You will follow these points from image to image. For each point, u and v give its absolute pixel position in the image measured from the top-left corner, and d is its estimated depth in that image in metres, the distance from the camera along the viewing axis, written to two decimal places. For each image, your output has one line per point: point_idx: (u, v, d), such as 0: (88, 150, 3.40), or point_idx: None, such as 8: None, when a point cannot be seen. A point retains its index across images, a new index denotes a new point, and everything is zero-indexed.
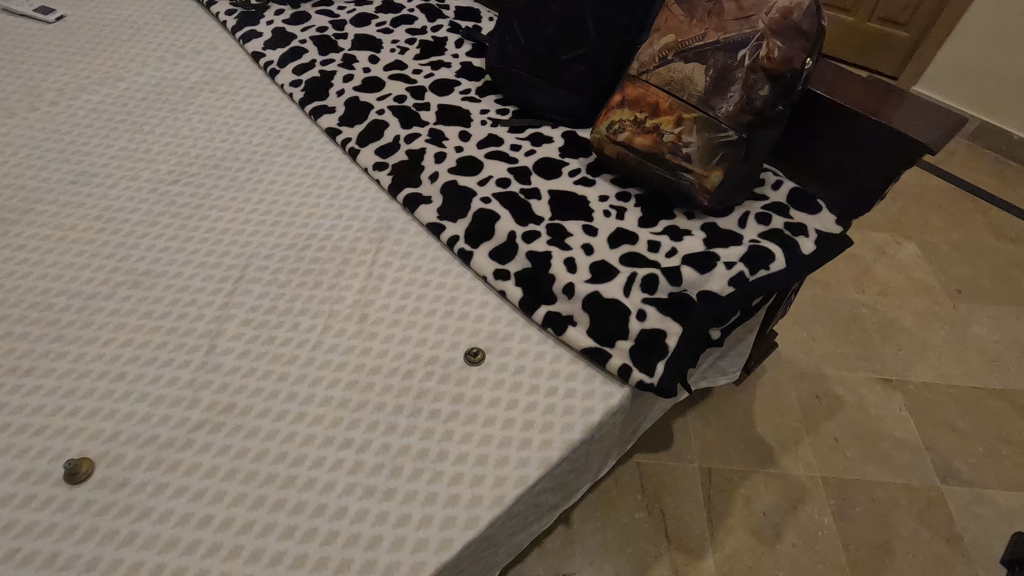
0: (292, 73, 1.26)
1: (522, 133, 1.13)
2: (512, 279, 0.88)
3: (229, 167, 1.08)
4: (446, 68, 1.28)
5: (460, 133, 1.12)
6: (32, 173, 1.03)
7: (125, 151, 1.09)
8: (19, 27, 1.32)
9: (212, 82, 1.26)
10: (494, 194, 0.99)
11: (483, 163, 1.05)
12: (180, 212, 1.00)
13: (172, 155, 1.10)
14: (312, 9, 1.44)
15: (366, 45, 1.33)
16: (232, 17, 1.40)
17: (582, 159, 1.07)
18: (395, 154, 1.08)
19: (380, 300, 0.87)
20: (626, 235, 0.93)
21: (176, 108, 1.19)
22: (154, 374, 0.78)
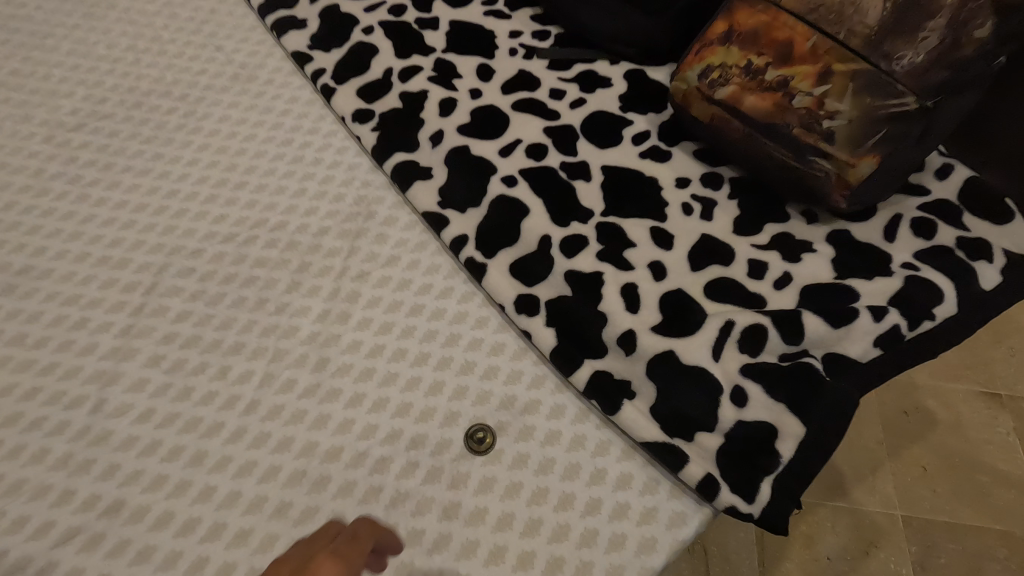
0: None
1: (568, 71, 0.78)
2: (543, 314, 0.59)
3: (153, 108, 0.77)
4: None
5: (479, 67, 0.78)
6: None
7: (16, 76, 0.78)
8: None
9: None
10: (523, 170, 0.68)
11: (510, 118, 0.73)
12: (78, 175, 0.71)
13: (80, 84, 0.78)
14: None
15: None
16: None
17: (653, 117, 0.74)
18: (385, 96, 0.76)
19: (347, 336, 0.60)
20: (715, 250, 0.62)
21: (87, 13, 0.86)
22: (14, 444, 0.53)
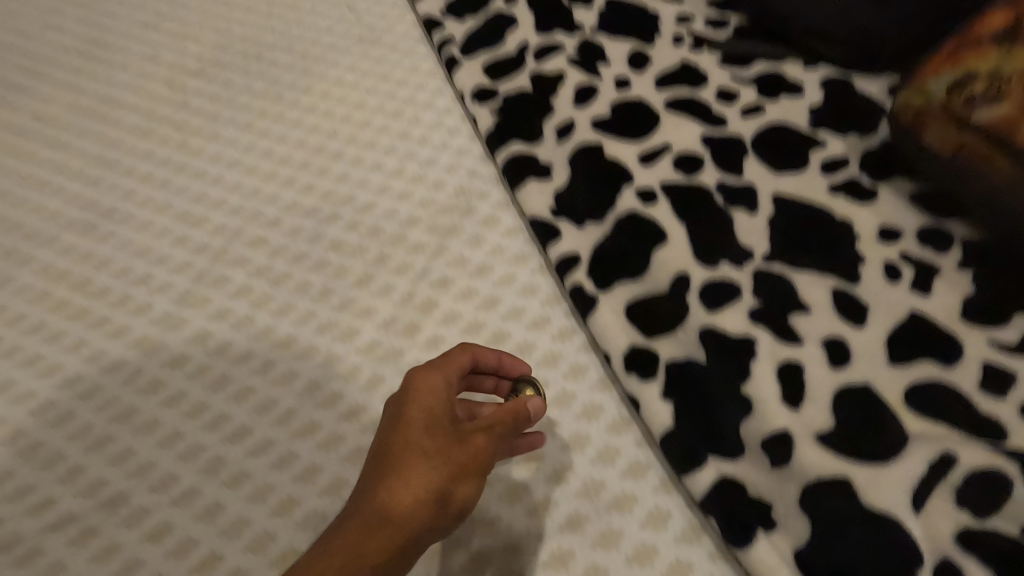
0: None
1: (748, 70, 0.62)
2: (662, 380, 0.44)
3: (270, 62, 0.72)
4: None
5: (632, 54, 0.64)
6: (47, 42, 0.77)
7: (160, 19, 0.78)
8: None
9: None
10: (665, 185, 0.53)
11: (660, 119, 0.58)
12: (182, 123, 0.67)
13: (213, 34, 0.76)
14: None
15: None
16: None
17: (855, 141, 0.55)
18: (514, 75, 0.64)
19: (412, 355, 0.49)
20: (933, 339, 0.43)
21: None
22: (45, 399, 0.48)
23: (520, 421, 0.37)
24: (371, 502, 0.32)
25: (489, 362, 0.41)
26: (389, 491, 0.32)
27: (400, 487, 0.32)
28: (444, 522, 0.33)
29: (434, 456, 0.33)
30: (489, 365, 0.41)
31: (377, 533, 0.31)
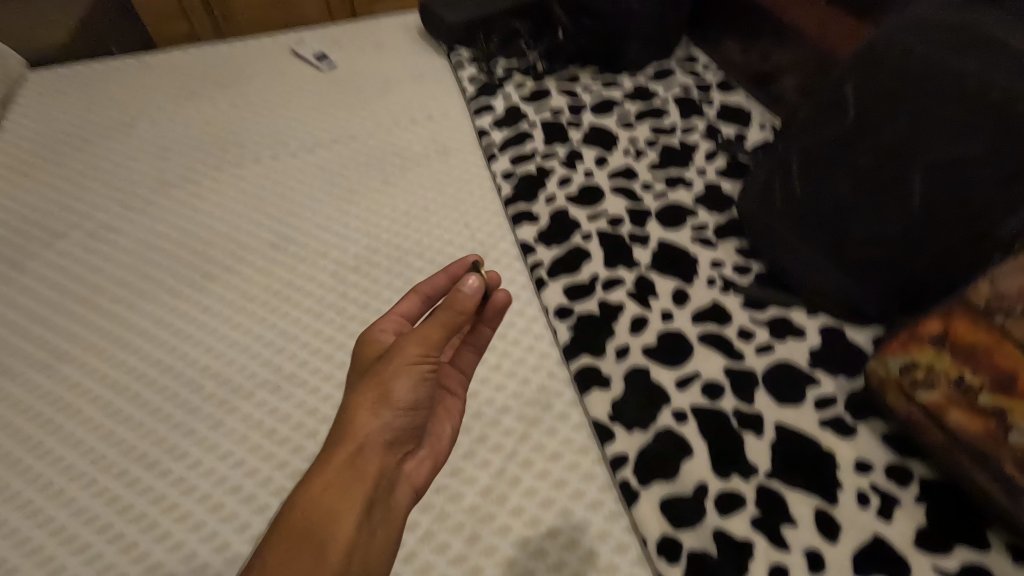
0: (509, 161, 1.14)
1: (763, 312, 0.83)
2: (684, 565, 0.61)
3: (408, 266, 0.99)
4: (684, 188, 1.03)
5: (675, 290, 0.86)
6: (250, 231, 1.08)
7: (330, 221, 1.09)
8: (300, 72, 1.44)
9: (430, 156, 1.19)
10: (695, 408, 0.72)
11: (693, 349, 0.79)
12: (344, 310, 0.93)
13: (366, 237, 1.05)
14: (555, 85, 1.30)
15: (598, 141, 1.14)
16: (473, 85, 1.32)
17: (843, 382, 0.74)
18: (586, 299, 0.87)
19: (501, 518, 0.65)
20: (890, 559, 0.59)
21: (387, 180, 1.15)
22: (244, 520, 0.72)
23: (442, 311, 0.51)
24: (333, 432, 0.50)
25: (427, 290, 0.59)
26: (342, 425, 0.49)
27: (341, 402, 0.49)
28: (383, 432, 0.49)
29: (366, 385, 0.50)
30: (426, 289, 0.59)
31: (340, 451, 0.48)
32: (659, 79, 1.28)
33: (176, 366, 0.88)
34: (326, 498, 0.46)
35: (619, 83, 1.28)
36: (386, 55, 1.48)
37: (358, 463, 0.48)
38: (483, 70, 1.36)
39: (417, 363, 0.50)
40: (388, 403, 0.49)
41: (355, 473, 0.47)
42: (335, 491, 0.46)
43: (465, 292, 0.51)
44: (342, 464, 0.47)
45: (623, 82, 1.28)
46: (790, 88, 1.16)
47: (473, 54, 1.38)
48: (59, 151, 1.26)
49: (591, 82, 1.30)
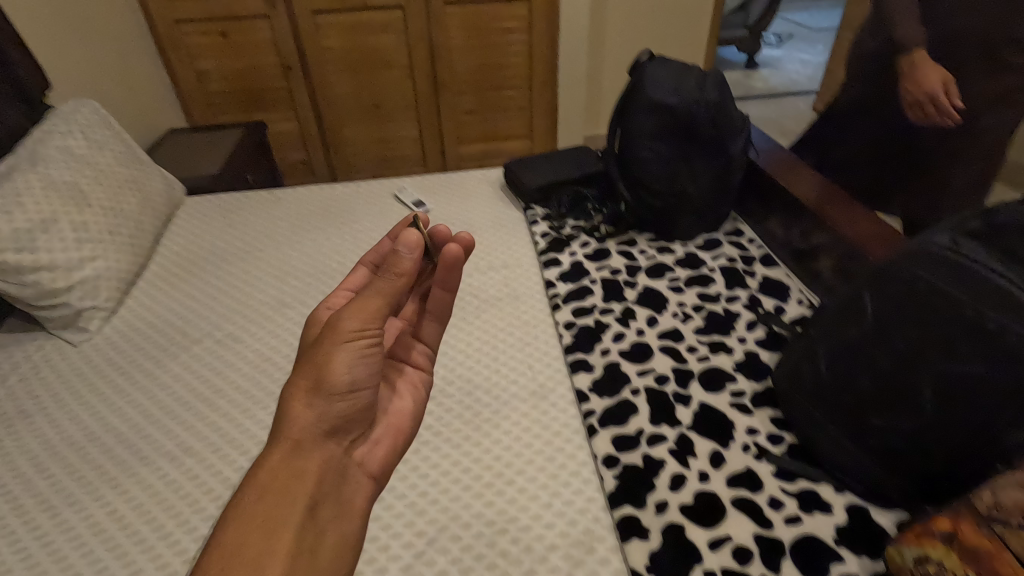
0: (570, 313, 1.32)
1: (792, 482, 0.93)
2: None
3: (478, 399, 1.14)
4: (726, 354, 1.17)
5: (713, 452, 0.99)
6: None
7: None
8: (398, 215, 1.71)
9: (502, 299, 1.38)
10: (726, 570, 0.83)
11: (726, 512, 0.90)
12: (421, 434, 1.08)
13: (442, 368, 1.22)
14: (615, 246, 1.50)
15: (650, 302, 1.31)
16: (545, 240, 1.56)
17: (865, 561, 0.82)
18: (632, 451, 1.01)
19: None
20: None
21: (464, 317, 1.34)
22: None
23: (379, 295, 0.75)
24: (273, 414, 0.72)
25: (381, 248, 0.94)
26: (285, 407, 0.71)
27: (283, 415, 0.71)
28: (318, 411, 0.71)
29: (307, 367, 0.73)
30: (381, 248, 0.94)
31: (287, 429, 0.69)
32: (707, 248, 1.46)
33: None
34: (280, 465, 0.67)
35: (672, 249, 1.47)
36: (472, 203, 1.74)
37: (302, 443, 0.69)
38: (553, 227, 1.59)
39: (356, 339, 0.74)
40: (330, 376, 0.72)
41: (300, 446, 0.69)
42: (290, 459, 0.68)
43: (400, 255, 0.75)
44: (286, 443, 0.69)
45: (676, 248, 1.47)
46: (826, 269, 1.31)
47: (546, 213, 1.63)
48: (200, 269, 1.53)
49: (647, 245, 1.49)
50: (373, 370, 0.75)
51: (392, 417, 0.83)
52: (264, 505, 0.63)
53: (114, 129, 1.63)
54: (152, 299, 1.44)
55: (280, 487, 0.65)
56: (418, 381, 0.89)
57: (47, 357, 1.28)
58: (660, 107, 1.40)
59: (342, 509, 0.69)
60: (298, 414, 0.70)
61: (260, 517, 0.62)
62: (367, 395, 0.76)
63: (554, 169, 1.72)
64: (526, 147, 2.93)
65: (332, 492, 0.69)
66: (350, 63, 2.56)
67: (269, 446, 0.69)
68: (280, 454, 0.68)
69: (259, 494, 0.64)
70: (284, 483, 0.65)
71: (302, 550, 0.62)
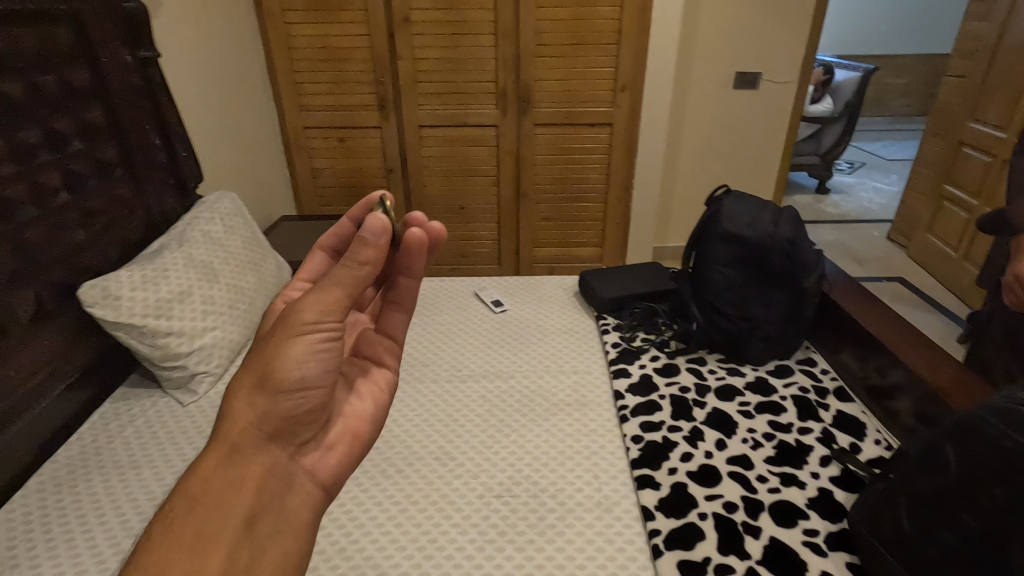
0: (637, 426, 1.34)
1: None
2: None
3: (543, 503, 1.17)
4: (797, 487, 1.15)
5: None
6: (420, 441, 1.35)
7: (482, 446, 1.33)
8: (477, 313, 1.83)
9: (571, 405, 1.43)
10: None
11: None
12: (486, 532, 1.11)
13: (510, 467, 1.27)
14: (684, 363, 1.54)
15: (719, 424, 1.32)
16: (615, 349, 1.60)
17: None
18: None
19: None
20: None
21: (533, 417, 1.40)
22: None
23: (337, 286, 0.75)
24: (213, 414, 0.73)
25: (344, 234, 0.93)
26: (227, 408, 0.73)
27: (221, 413, 0.73)
28: (260, 413, 0.73)
29: (253, 363, 0.75)
30: (342, 234, 0.93)
31: (227, 430, 0.71)
32: (778, 374, 1.47)
33: (349, 548, 1.10)
34: (217, 471, 0.69)
35: (742, 372, 1.49)
36: (546, 308, 1.85)
37: (241, 446, 0.71)
38: (623, 337, 1.64)
39: (306, 334, 0.76)
40: (277, 373, 0.74)
41: (238, 450, 0.71)
42: (228, 464, 0.69)
43: (359, 241, 0.74)
44: (223, 447, 0.70)
45: (746, 371, 1.49)
46: (905, 409, 1.28)
47: (617, 323, 1.70)
48: None
49: (716, 366, 1.52)
50: (327, 367, 0.78)
51: (350, 420, 0.86)
52: (195, 512, 0.65)
53: (246, 217, 1.88)
54: None
55: (211, 494, 0.66)
56: (380, 385, 0.94)
57: (159, 413, 1.43)
58: (735, 238, 1.49)
59: (288, 515, 0.71)
60: (239, 418, 0.72)
61: (190, 524, 0.64)
62: (318, 396, 0.78)
63: (628, 283, 1.81)
64: (596, 254, 3.07)
65: (275, 497, 0.71)
66: (444, 170, 2.86)
67: (206, 449, 0.70)
68: (215, 458, 0.69)
69: (191, 500, 0.66)
70: (218, 488, 0.67)
71: (238, 557, 0.64)
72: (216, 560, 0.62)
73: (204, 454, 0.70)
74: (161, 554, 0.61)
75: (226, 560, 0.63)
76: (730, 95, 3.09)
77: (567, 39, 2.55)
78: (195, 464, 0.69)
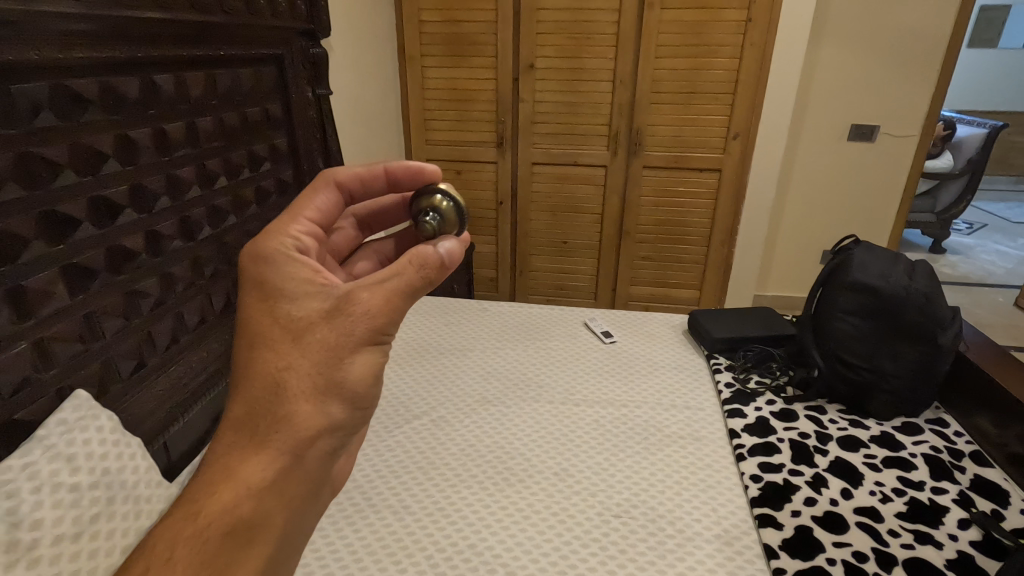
0: (756, 465, 1.34)
1: None
2: None
3: (662, 528, 1.20)
4: (934, 546, 1.12)
5: None
6: (538, 455, 1.42)
7: (598, 467, 1.38)
8: (587, 342, 1.91)
9: (685, 438, 1.46)
10: None
11: None
12: (609, 548, 1.16)
13: (627, 490, 1.31)
14: (802, 409, 1.53)
15: (843, 473, 1.31)
16: (728, 390, 1.61)
17: None
18: None
19: None
20: None
21: (647, 446, 1.44)
22: None
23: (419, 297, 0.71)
24: (261, 410, 0.64)
25: (372, 184, 0.86)
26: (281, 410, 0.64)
27: (276, 409, 0.64)
28: (324, 427, 0.66)
29: (322, 368, 0.66)
30: (371, 182, 0.85)
31: (282, 435, 0.64)
32: (906, 431, 1.43)
33: (479, 544, 1.18)
34: (267, 482, 0.62)
35: (865, 425, 1.46)
36: (654, 344, 1.89)
37: (298, 455, 0.64)
38: (737, 378, 1.66)
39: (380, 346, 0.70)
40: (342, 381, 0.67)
41: (296, 460, 0.64)
42: (278, 479, 0.63)
43: (435, 257, 0.71)
44: (279, 455, 0.63)
45: (870, 424, 1.47)
46: None
47: (730, 365, 1.72)
48: (423, 358, 1.83)
49: (837, 416, 1.50)
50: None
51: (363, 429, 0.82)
52: (238, 530, 0.59)
53: None
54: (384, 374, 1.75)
55: (257, 513, 0.60)
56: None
57: None
58: (864, 288, 1.51)
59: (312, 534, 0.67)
60: (300, 429, 0.64)
61: (229, 544, 0.58)
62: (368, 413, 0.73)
63: (740, 326, 1.84)
64: (694, 297, 3.07)
65: (311, 518, 0.67)
66: (551, 205, 3.00)
67: (256, 453, 0.63)
68: (266, 464, 0.63)
69: (230, 512, 0.59)
70: (265, 508, 0.61)
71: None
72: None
73: (250, 460, 0.63)
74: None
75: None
76: (844, 146, 3.04)
77: (684, 87, 2.65)
78: (238, 469, 0.62)
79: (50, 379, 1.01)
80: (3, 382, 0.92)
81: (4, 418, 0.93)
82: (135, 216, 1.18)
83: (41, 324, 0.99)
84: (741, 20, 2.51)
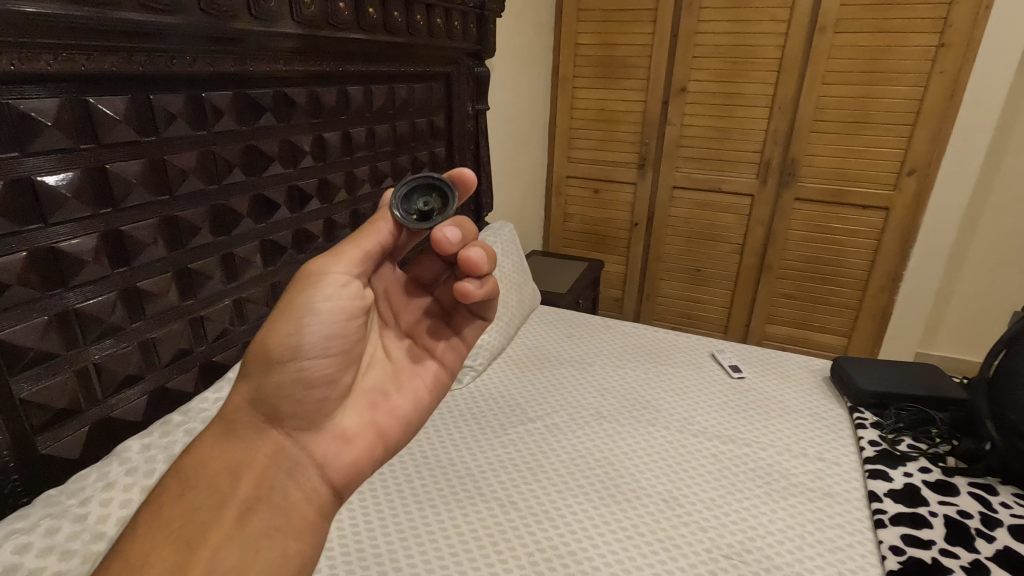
0: (898, 536, 1.19)
1: None
2: None
3: None
4: None
5: None
6: (647, 480, 1.39)
7: (710, 503, 1.32)
8: (713, 373, 1.83)
9: (814, 492, 1.34)
10: None
11: None
12: None
13: (740, 533, 1.23)
14: (966, 485, 1.33)
15: (1013, 567, 1.12)
16: (873, 448, 1.45)
17: None
18: None
19: None
20: None
21: (768, 492, 1.34)
22: None
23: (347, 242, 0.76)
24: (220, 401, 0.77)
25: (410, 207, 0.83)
26: (231, 392, 0.76)
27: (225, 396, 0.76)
28: (250, 399, 0.74)
29: None
30: None
31: (223, 412, 0.74)
32: None
33: (580, 553, 1.19)
34: (213, 452, 0.71)
35: None
36: (790, 386, 1.76)
37: (236, 427, 0.73)
38: (884, 437, 1.48)
39: (310, 289, 0.74)
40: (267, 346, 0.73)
41: (233, 432, 0.73)
42: (219, 450, 0.71)
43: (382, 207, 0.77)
44: (219, 430, 0.73)
45: None
46: None
47: (877, 421, 1.54)
48: (544, 366, 1.88)
49: (1012, 501, 1.29)
50: (330, 334, 0.75)
51: (378, 413, 0.80)
52: (185, 492, 0.67)
53: (517, 247, 2.17)
54: (507, 375, 1.83)
55: (196, 477, 0.68)
56: (425, 379, 0.87)
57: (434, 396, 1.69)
58: None
59: (285, 512, 0.69)
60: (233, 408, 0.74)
61: (182, 508, 0.66)
62: (317, 368, 0.74)
63: (895, 381, 1.66)
64: (840, 345, 2.79)
65: (271, 487, 0.70)
66: (688, 231, 2.92)
67: (206, 432, 0.73)
68: (213, 440, 0.72)
69: (186, 480, 0.68)
70: (207, 473, 0.69)
71: (226, 550, 0.63)
72: (205, 553, 0.62)
73: (203, 437, 0.73)
74: (146, 535, 0.63)
75: (214, 555, 0.62)
76: None
77: (852, 117, 2.45)
78: (192, 449, 0.72)
79: (240, 333, 1.21)
80: (210, 327, 1.13)
81: (205, 359, 1.13)
82: (318, 205, 1.37)
83: (241, 287, 1.19)
84: (931, 45, 2.26)
